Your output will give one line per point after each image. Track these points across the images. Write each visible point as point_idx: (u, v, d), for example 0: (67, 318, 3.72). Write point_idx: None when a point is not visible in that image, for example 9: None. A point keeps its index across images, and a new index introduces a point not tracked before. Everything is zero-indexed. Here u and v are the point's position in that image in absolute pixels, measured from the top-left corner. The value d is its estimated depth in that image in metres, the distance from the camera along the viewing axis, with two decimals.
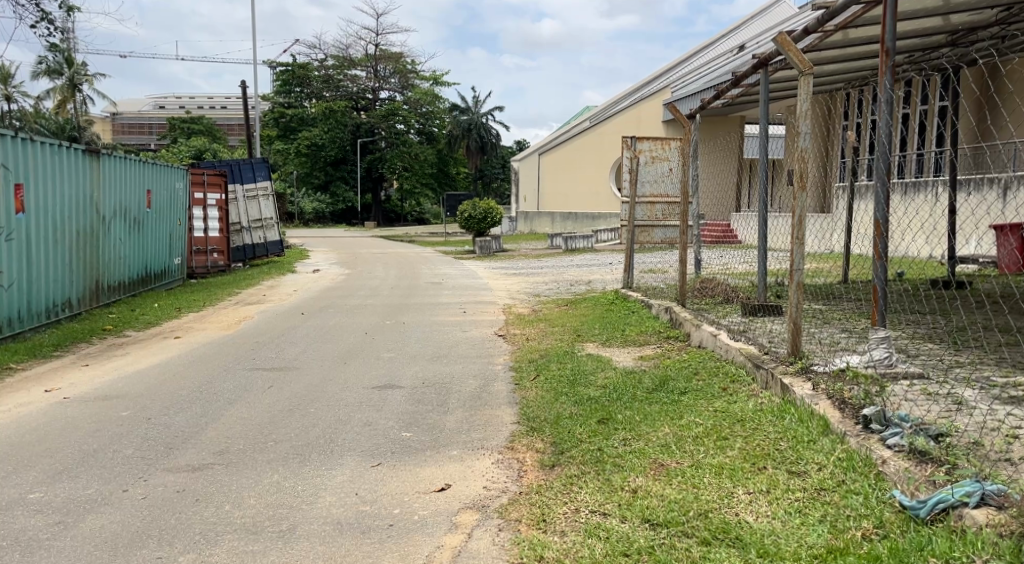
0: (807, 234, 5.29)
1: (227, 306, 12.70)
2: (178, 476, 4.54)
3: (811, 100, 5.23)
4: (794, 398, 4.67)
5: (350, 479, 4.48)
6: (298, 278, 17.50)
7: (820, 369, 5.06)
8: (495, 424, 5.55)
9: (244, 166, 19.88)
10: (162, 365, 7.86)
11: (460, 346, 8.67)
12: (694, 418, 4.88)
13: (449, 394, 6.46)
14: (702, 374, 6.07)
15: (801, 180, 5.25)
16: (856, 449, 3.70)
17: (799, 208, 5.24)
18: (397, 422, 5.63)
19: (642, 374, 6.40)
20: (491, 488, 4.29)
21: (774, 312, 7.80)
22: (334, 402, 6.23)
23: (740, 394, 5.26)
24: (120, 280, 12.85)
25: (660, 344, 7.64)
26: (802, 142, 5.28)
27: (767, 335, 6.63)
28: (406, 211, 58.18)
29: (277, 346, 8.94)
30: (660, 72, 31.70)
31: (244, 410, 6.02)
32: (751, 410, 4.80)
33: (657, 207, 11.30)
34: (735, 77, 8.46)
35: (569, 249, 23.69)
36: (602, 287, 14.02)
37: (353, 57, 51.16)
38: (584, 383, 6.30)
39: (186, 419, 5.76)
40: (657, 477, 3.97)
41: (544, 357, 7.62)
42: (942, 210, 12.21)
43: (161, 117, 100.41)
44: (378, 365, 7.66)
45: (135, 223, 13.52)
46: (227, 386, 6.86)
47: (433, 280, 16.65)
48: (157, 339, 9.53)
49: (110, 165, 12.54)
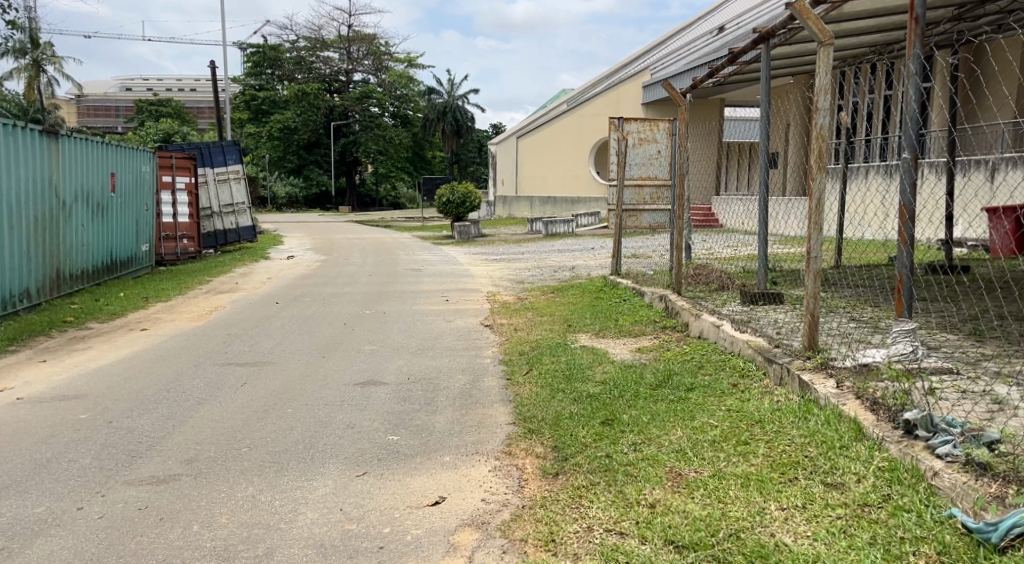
0: (825, 219, 4.91)
1: (197, 294, 12.16)
2: (141, 490, 4.09)
3: (831, 73, 4.83)
4: (816, 397, 4.31)
5: (332, 493, 4.06)
6: (272, 265, 16.97)
7: (842, 364, 4.68)
8: (488, 424, 5.14)
9: (214, 148, 19.22)
10: (127, 361, 7.35)
11: (445, 337, 8.25)
12: (707, 419, 4.50)
13: (437, 391, 6.04)
14: (708, 367, 5.71)
15: (820, 159, 4.85)
16: (899, 457, 3.34)
17: (818, 188, 4.85)
18: (383, 424, 5.21)
19: (643, 367, 6.02)
20: (490, 502, 3.89)
21: (775, 300, 7.44)
22: (315, 401, 5.79)
23: (753, 392, 4.91)
24: (83, 268, 12.25)
25: (657, 334, 7.28)
26: (820, 119, 4.86)
27: (773, 325, 6.28)
28: (381, 196, 57.48)
29: (251, 338, 8.46)
30: (636, 54, 31.40)
31: (216, 411, 5.56)
32: (768, 410, 4.43)
33: (645, 190, 10.84)
34: (732, 53, 8.01)
35: (549, 233, 23.27)
36: (586, 273, 13.65)
37: (325, 38, 50.12)
38: (581, 379, 5.91)
39: (149, 423, 5.28)
40: (676, 490, 3.58)
41: (535, 349, 7.23)
42: (937, 192, 11.89)
43: (128, 100, 98.10)
44: (359, 359, 7.22)
45: (98, 208, 12.91)
46: (198, 384, 6.39)
47: (413, 266, 16.14)
48: (123, 332, 9.00)
49: (71, 148, 11.91)
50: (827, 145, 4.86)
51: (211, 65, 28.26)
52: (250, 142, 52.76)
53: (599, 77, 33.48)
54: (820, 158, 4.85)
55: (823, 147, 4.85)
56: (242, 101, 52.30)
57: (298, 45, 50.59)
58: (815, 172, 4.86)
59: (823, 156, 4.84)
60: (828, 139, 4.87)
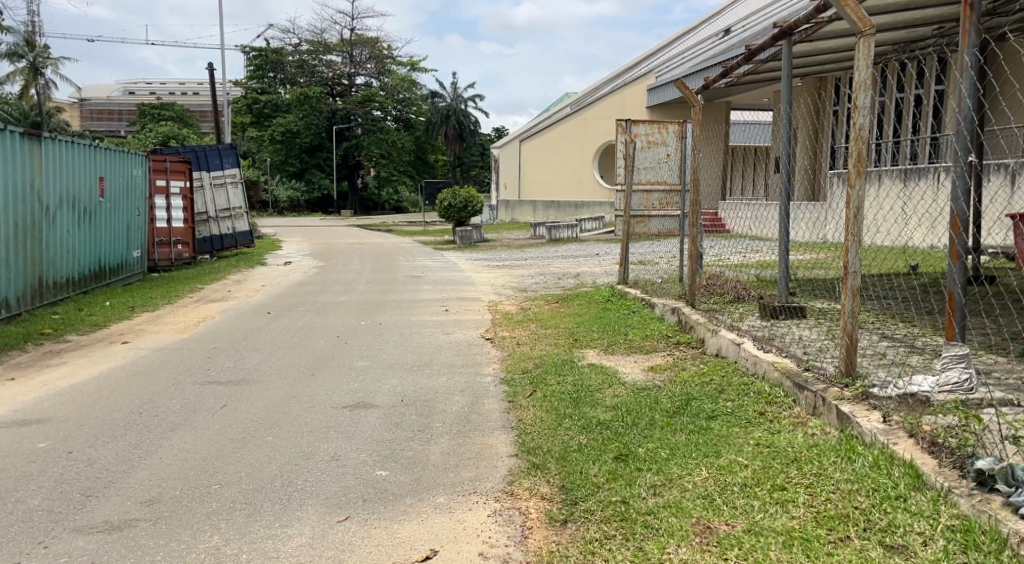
0: (863, 230, 4.37)
1: (186, 303, 11.67)
2: (91, 541, 3.61)
3: (872, 67, 4.25)
4: (858, 432, 3.80)
5: (309, 544, 3.56)
6: (267, 271, 16.49)
7: (884, 393, 4.16)
8: (487, 457, 4.63)
9: (210, 152, 18.76)
10: (102, 378, 6.85)
11: (443, 353, 7.73)
12: (734, 456, 3.98)
13: (432, 416, 5.52)
14: (728, 392, 5.20)
15: (858, 163, 4.31)
16: (973, 516, 2.84)
17: (856, 195, 4.32)
18: (370, 456, 4.70)
19: (657, 391, 5.52)
20: (489, 558, 3.38)
21: (797, 314, 6.94)
22: (298, 427, 5.29)
23: (784, 422, 4.41)
24: (69, 276, 11.76)
25: (670, 351, 6.79)
26: (859, 118, 4.27)
27: (800, 344, 5.79)
28: (384, 199, 57.05)
29: (238, 352, 7.96)
30: (642, 56, 30.90)
31: (190, 439, 5.06)
32: (804, 447, 3.92)
33: (653, 195, 10.33)
34: (751, 51, 7.48)
35: (552, 239, 22.79)
36: (591, 280, 13.15)
37: (328, 41, 49.67)
38: (590, 403, 5.41)
39: (112, 454, 4.77)
40: (706, 548, 3.08)
41: (539, 367, 6.73)
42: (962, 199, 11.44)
43: (130, 103, 97.86)
44: (351, 378, 6.71)
45: (85, 213, 12.42)
46: (174, 406, 5.89)
47: (412, 273, 15.62)
48: (102, 345, 8.50)
49: (55, 151, 11.40)
50: (867, 148, 4.30)
51: (209, 66, 27.79)
52: (251, 145, 52.38)
53: (602, 81, 33.21)
54: (859, 162, 4.30)
55: (863, 151, 4.29)
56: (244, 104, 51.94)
57: (301, 49, 50.11)
58: (852, 178, 4.33)
59: (862, 161, 4.29)
60: (867, 141, 4.30)
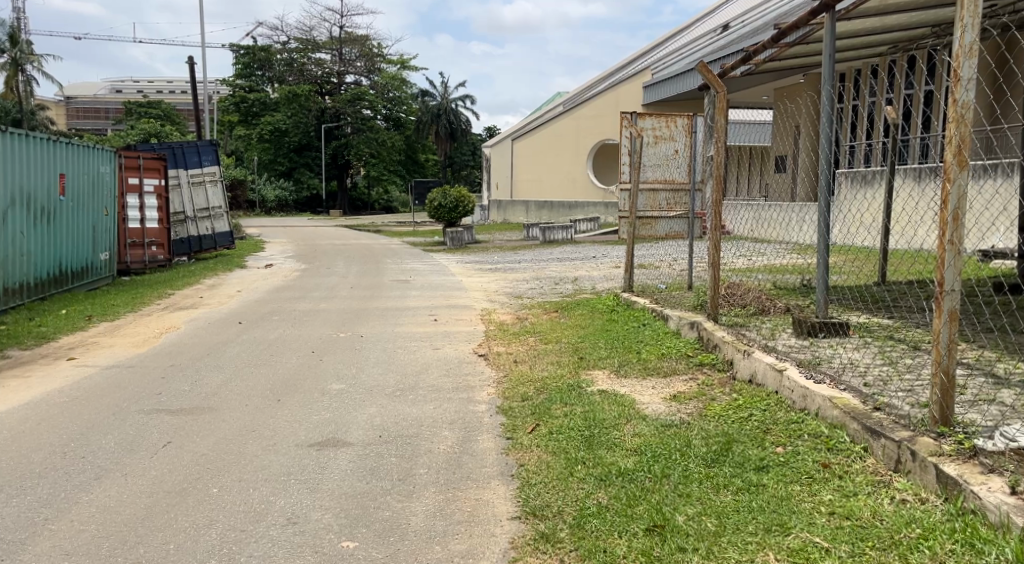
0: (964, 236, 3.45)
1: (152, 312, 10.66)
2: None
3: (979, 29, 3.30)
4: (977, 508, 2.90)
5: None
6: (245, 274, 15.45)
7: (1000, 451, 3.22)
8: (485, 520, 3.69)
9: (188, 149, 17.71)
10: (30, 406, 5.86)
11: (430, 372, 6.78)
12: (807, 533, 3.05)
13: (416, 459, 4.56)
14: (777, 434, 4.25)
15: (960, 152, 3.37)
16: None
17: (956, 191, 3.39)
18: (336, 519, 3.74)
19: (687, 429, 4.56)
20: None
21: (837, 331, 6.03)
22: (249, 475, 4.32)
23: (859, 480, 3.48)
24: (23, 281, 10.74)
25: (692, 375, 5.86)
26: (963, 94, 3.33)
27: (855, 372, 4.85)
28: (373, 199, 56.16)
29: (198, 371, 6.98)
30: (636, 54, 30.09)
31: (116, 492, 4.09)
32: (900, 520, 3.00)
33: (660, 196, 9.34)
34: (780, 32, 6.53)
35: (546, 240, 21.84)
36: (591, 286, 12.21)
37: (316, 39, 48.32)
38: (606, 444, 4.46)
39: (12, 515, 3.80)
40: None
41: (541, 392, 5.78)
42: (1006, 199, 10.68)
43: (117, 102, 96.10)
44: (322, 406, 5.73)
45: (41, 214, 11.36)
46: (107, 444, 4.90)
47: (399, 277, 14.61)
48: (47, 361, 7.51)
49: (7, 145, 10.36)
50: (970, 132, 3.36)
51: (191, 60, 26.73)
52: (239, 143, 51.30)
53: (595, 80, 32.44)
54: (960, 152, 3.37)
55: (966, 136, 3.35)
56: (231, 103, 50.92)
57: (289, 47, 48.90)
58: (951, 170, 3.40)
59: (965, 148, 3.35)
60: (971, 124, 3.36)
